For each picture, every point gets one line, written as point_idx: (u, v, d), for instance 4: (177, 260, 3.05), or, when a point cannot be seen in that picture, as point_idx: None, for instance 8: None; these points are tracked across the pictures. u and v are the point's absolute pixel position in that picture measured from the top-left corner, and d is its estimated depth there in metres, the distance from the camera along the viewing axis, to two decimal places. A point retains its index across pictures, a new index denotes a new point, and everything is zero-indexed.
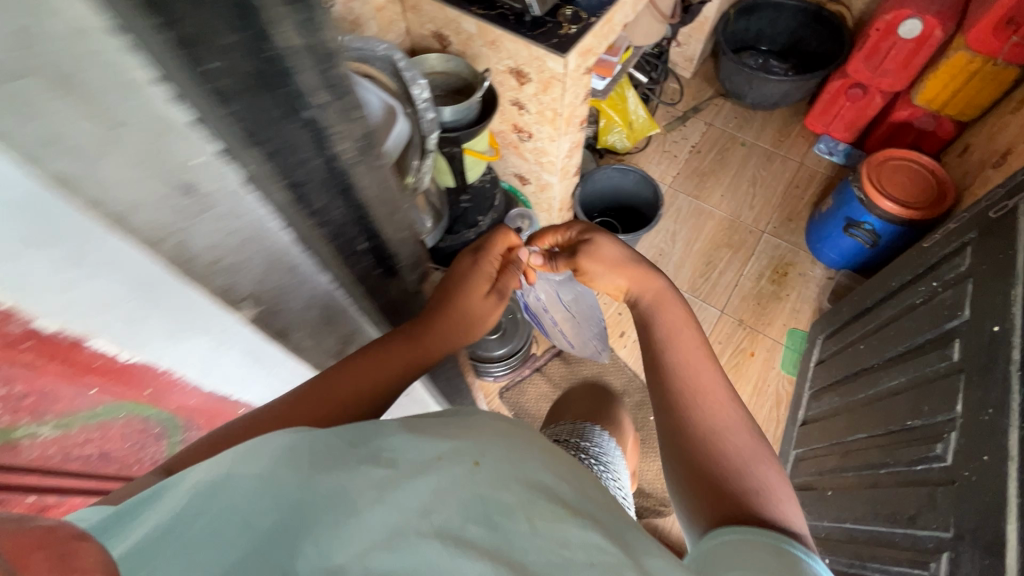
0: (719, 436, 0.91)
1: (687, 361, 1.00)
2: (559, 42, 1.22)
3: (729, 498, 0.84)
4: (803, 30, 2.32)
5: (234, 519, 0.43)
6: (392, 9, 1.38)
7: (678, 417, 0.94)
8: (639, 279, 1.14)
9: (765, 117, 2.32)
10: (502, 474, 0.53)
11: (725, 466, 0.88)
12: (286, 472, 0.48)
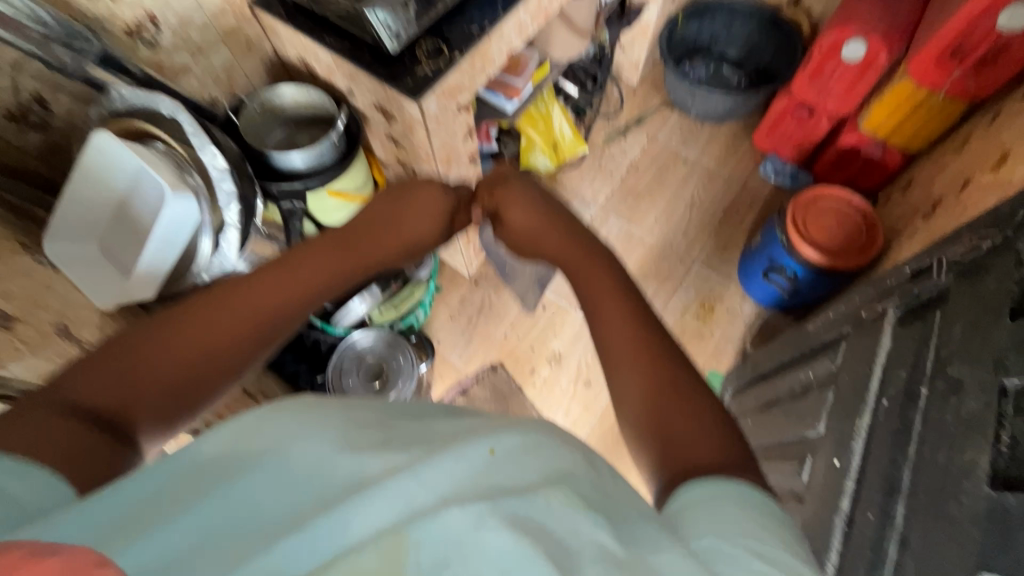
0: (665, 381, 0.63)
1: (606, 299, 0.73)
2: (416, 83, 1.09)
3: (696, 437, 0.58)
4: (758, 36, 2.13)
5: (239, 491, 0.42)
6: (248, 31, 1.23)
7: (619, 366, 0.66)
8: (553, 224, 0.91)
9: (713, 132, 2.16)
10: (529, 456, 0.45)
11: (684, 414, 0.60)
12: (288, 445, 0.46)
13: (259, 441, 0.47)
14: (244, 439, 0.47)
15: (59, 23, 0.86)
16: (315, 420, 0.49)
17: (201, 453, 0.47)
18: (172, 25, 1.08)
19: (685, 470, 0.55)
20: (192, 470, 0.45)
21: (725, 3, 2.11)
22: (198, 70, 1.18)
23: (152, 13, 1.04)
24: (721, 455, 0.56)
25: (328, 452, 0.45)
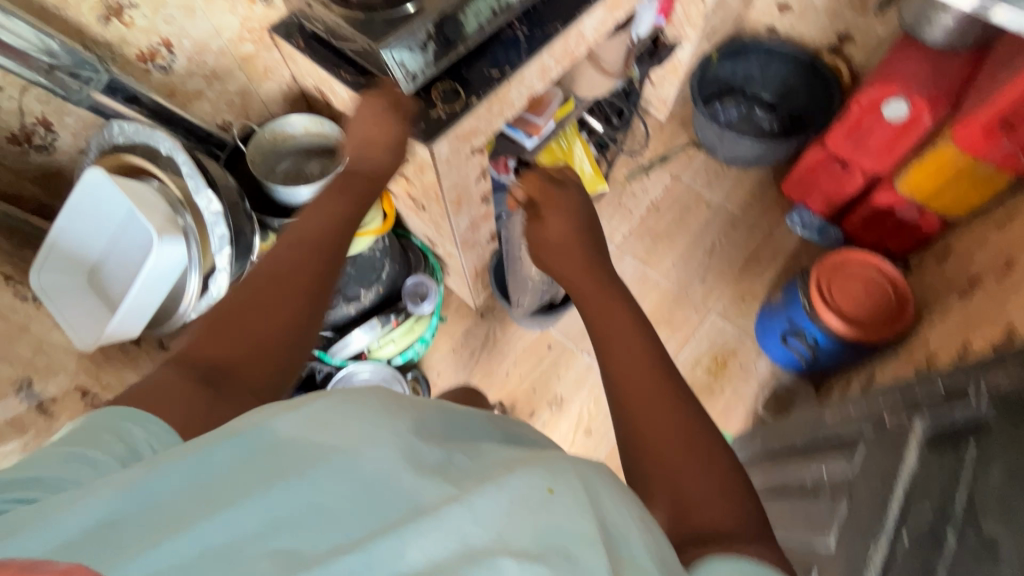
0: (686, 444, 0.64)
1: (636, 358, 0.74)
2: (429, 126, 1.05)
3: (714, 504, 0.60)
4: (795, 80, 2.06)
5: (305, 487, 0.44)
6: (266, 57, 1.20)
7: (646, 425, 0.67)
8: (589, 263, 0.92)
9: (740, 176, 2.09)
10: (580, 500, 0.45)
11: (701, 479, 0.61)
12: (354, 449, 0.47)
13: (325, 435, 0.49)
14: (312, 429, 0.49)
15: (65, 53, 0.84)
16: (376, 417, 0.52)
17: (273, 433, 0.49)
18: (187, 51, 1.06)
19: (689, 533, 0.57)
20: (258, 447, 0.48)
21: (762, 45, 2.05)
22: (212, 95, 1.16)
23: (167, 40, 1.02)
24: (731, 523, 0.58)
25: (394, 464, 0.47)
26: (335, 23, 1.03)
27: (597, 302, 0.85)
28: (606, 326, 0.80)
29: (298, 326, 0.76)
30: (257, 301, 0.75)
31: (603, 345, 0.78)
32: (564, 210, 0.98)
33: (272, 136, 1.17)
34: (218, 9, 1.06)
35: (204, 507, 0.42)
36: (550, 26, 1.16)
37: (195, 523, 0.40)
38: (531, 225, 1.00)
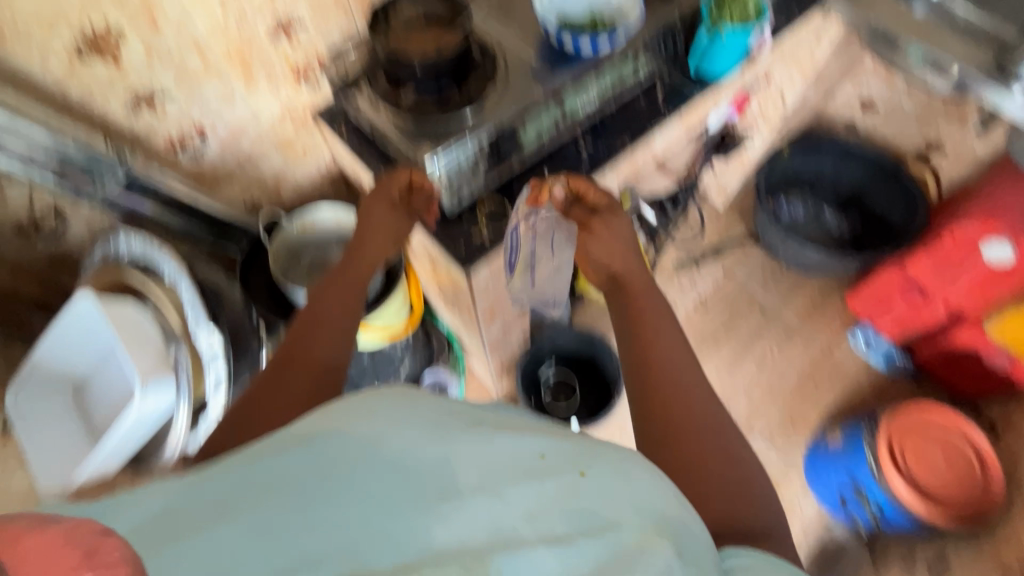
0: (714, 454, 0.78)
1: (675, 394, 0.82)
2: (469, 247, 0.95)
3: (727, 499, 0.75)
4: (872, 184, 1.87)
5: (346, 485, 0.53)
6: (306, 138, 1.12)
7: (678, 448, 0.78)
8: (638, 279, 0.92)
9: (800, 280, 1.91)
10: (601, 488, 0.55)
11: (720, 465, 0.77)
12: (391, 444, 0.57)
13: (367, 434, 0.58)
14: (357, 450, 0.56)
15: None
16: (406, 437, 0.57)
17: (314, 454, 0.55)
18: (221, 136, 0.98)
19: (724, 528, 0.73)
20: (310, 447, 0.56)
21: (837, 142, 1.87)
22: (242, 176, 1.08)
23: (200, 126, 0.94)
24: (750, 525, 0.73)
25: (423, 452, 0.56)
26: (382, 126, 0.95)
27: (657, 344, 0.86)
28: (656, 359, 0.84)
29: (331, 375, 0.87)
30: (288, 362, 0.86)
31: (648, 380, 0.84)
32: (610, 222, 0.91)
33: (299, 231, 1.10)
34: (260, 95, 0.98)
35: (254, 500, 0.51)
36: (616, 140, 1.05)
37: (227, 520, 0.48)
38: (581, 243, 0.94)
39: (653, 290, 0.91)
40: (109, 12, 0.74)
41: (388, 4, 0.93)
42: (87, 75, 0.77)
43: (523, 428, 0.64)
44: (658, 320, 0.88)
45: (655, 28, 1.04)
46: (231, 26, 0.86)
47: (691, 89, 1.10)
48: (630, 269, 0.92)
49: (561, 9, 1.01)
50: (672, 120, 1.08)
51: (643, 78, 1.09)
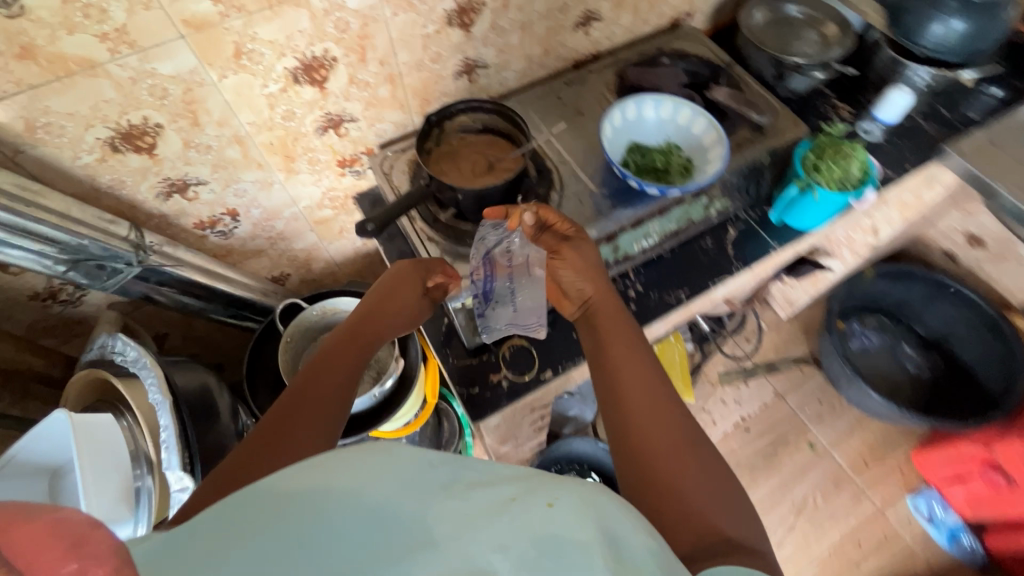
0: (706, 487, 0.53)
1: (659, 412, 0.59)
2: (480, 394, 0.83)
3: (709, 507, 0.52)
4: (965, 329, 1.64)
5: (324, 538, 0.32)
6: (344, 219, 1.07)
7: (662, 452, 0.55)
8: (611, 304, 0.72)
9: (861, 421, 1.70)
10: (586, 505, 0.37)
11: (705, 491, 0.53)
12: (353, 478, 0.35)
13: (344, 474, 0.35)
14: (321, 479, 0.35)
15: (94, 248, 0.73)
16: (312, 476, 0.35)
17: (270, 488, 0.35)
18: (255, 218, 0.95)
19: (701, 540, 0.48)
20: (260, 503, 0.34)
21: (932, 278, 1.64)
22: (273, 253, 1.04)
23: (234, 210, 0.90)
24: (733, 534, 0.50)
25: (410, 500, 0.35)
26: (417, 240, 0.88)
27: (634, 363, 0.64)
28: (629, 384, 0.62)
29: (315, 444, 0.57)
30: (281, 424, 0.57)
31: (624, 415, 0.59)
32: (587, 253, 0.74)
33: (320, 314, 1.00)
34: (300, 182, 0.94)
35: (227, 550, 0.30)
36: (670, 292, 0.92)
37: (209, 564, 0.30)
38: (550, 271, 0.77)
39: (623, 316, 0.71)
40: (148, 110, 0.70)
41: (447, 114, 0.86)
42: (119, 166, 0.74)
43: (444, 487, 0.36)
44: (629, 341, 0.68)
45: (737, 169, 0.92)
46: (277, 121, 0.82)
47: (768, 240, 0.96)
48: (604, 295, 0.73)
49: (635, 137, 0.93)
50: (741, 275, 0.94)
51: (716, 220, 0.96)
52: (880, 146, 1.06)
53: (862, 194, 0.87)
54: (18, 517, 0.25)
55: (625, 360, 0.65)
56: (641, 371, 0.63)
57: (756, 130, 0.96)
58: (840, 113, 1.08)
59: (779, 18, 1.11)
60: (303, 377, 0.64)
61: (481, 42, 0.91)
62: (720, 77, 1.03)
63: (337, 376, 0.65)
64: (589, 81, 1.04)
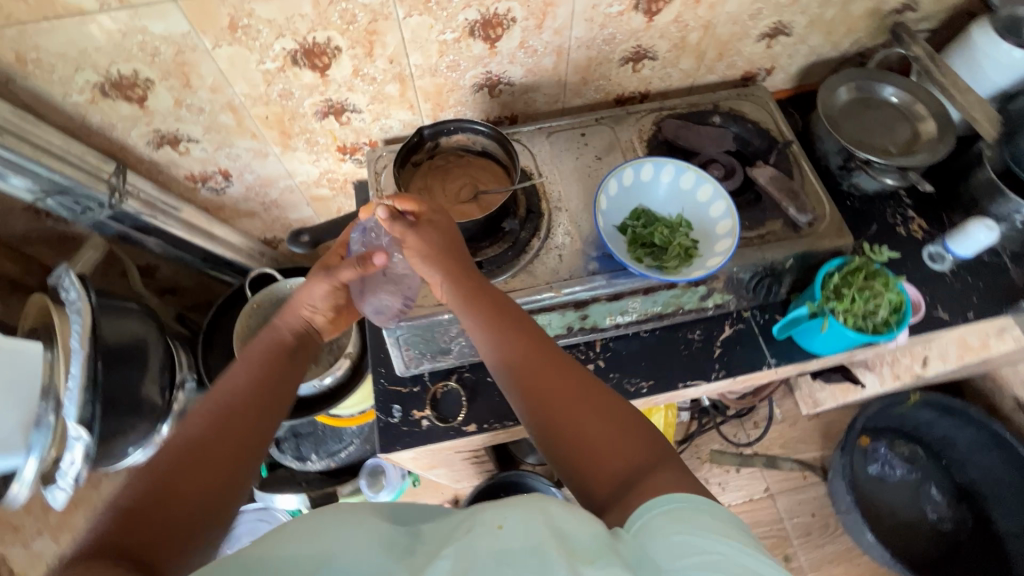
0: (610, 430, 0.53)
1: (543, 386, 0.57)
2: (398, 424, 0.80)
3: (624, 448, 0.51)
4: (1011, 493, 1.43)
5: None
6: (342, 201, 1.06)
7: (565, 421, 0.54)
8: (472, 279, 0.68)
9: (851, 551, 1.52)
10: (532, 515, 0.40)
11: (614, 436, 0.52)
12: (318, 545, 0.42)
13: (294, 543, 0.42)
14: (269, 546, 0.41)
15: (72, 185, 0.76)
16: (264, 544, 0.42)
17: (228, 559, 0.41)
18: (248, 183, 0.95)
19: (623, 484, 0.49)
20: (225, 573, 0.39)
21: (991, 428, 1.41)
22: (266, 217, 1.05)
23: (225, 171, 0.91)
24: (647, 459, 0.50)
25: (372, 561, 0.41)
26: None
27: (516, 339, 0.62)
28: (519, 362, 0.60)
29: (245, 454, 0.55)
30: (195, 440, 0.53)
31: (535, 405, 0.57)
32: (439, 232, 0.69)
33: (294, 289, 1.03)
34: (297, 159, 0.92)
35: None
36: (633, 378, 0.84)
37: None
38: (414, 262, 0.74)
39: (486, 286, 0.69)
40: (138, 65, 0.70)
41: (444, 130, 0.82)
42: (109, 110, 0.75)
43: (412, 555, 0.42)
44: (498, 319, 0.64)
45: (750, 265, 0.81)
46: (273, 98, 0.79)
47: (765, 352, 0.84)
48: (462, 271, 0.68)
49: (644, 201, 0.83)
50: (719, 382, 0.83)
51: (711, 313, 0.86)
52: (944, 278, 0.90)
53: (884, 340, 0.73)
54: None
55: (503, 340, 0.63)
56: (521, 347, 0.61)
57: (789, 225, 0.83)
58: (910, 227, 0.94)
59: (868, 99, 0.95)
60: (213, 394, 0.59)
61: (507, 59, 0.84)
62: (771, 154, 0.90)
63: (258, 377, 0.62)
64: (623, 122, 0.95)
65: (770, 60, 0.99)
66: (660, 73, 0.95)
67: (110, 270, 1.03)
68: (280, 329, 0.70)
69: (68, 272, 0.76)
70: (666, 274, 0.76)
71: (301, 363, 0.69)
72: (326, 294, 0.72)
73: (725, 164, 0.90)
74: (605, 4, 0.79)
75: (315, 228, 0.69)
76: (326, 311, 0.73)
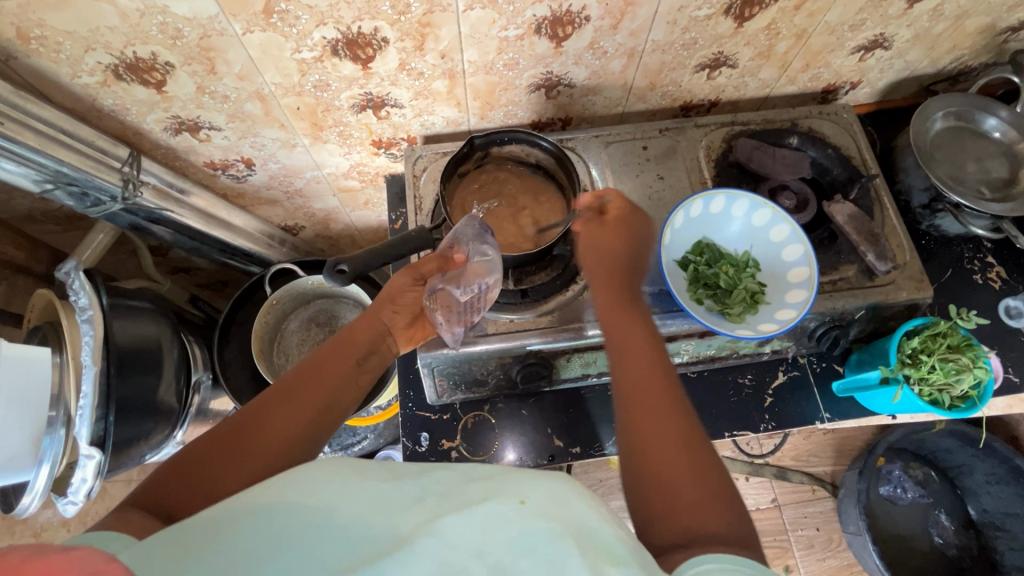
0: (690, 472, 0.44)
1: (649, 395, 0.50)
2: (426, 453, 0.78)
3: (703, 501, 0.42)
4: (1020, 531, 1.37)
5: (299, 560, 0.32)
6: (369, 192, 0.97)
7: (651, 445, 0.46)
8: (612, 276, 0.63)
9: (852, 568, 1.50)
10: (559, 507, 0.35)
11: (697, 481, 0.43)
12: (329, 498, 0.36)
13: (306, 493, 0.36)
14: (293, 491, 0.37)
15: (81, 176, 0.69)
16: (284, 486, 0.37)
17: (254, 498, 0.36)
18: (272, 171, 0.87)
19: (683, 536, 0.40)
20: (240, 516, 0.35)
21: (1015, 463, 1.28)
22: (289, 205, 0.98)
23: (248, 160, 0.83)
24: (718, 523, 0.41)
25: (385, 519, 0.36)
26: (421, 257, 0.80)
27: (629, 333, 0.56)
28: (630, 368, 0.52)
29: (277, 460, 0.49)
30: (256, 425, 0.50)
31: (628, 399, 0.50)
32: (621, 227, 0.66)
33: (315, 285, 0.97)
34: (327, 150, 0.84)
35: (208, 552, 0.32)
36: None
37: (210, 553, 0.32)
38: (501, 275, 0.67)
39: (635, 286, 0.62)
40: (157, 47, 0.60)
41: (496, 140, 0.75)
42: (123, 93, 0.66)
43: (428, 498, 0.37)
44: (629, 321, 0.57)
45: (818, 314, 0.74)
46: (306, 88, 0.70)
47: (819, 406, 0.80)
48: (610, 262, 0.64)
49: (711, 234, 0.76)
50: (767, 434, 0.80)
51: (766, 358, 0.81)
52: (1018, 336, 0.83)
53: (960, 416, 0.69)
54: (36, 555, 0.27)
55: (620, 338, 0.56)
56: (638, 358, 0.53)
57: (864, 272, 0.75)
58: (987, 275, 0.86)
59: (965, 131, 0.85)
60: (283, 382, 0.56)
61: (572, 60, 0.74)
62: (852, 187, 0.81)
63: (322, 378, 0.57)
64: (688, 134, 0.86)
65: (858, 74, 0.88)
66: (736, 82, 0.85)
67: (122, 251, 0.97)
68: (357, 332, 0.64)
69: (78, 274, 0.69)
70: (729, 324, 0.68)
71: (365, 375, 0.61)
72: (409, 292, 0.68)
73: (797, 192, 0.81)
74: (693, 6, 0.68)
75: (348, 259, 0.65)
76: (406, 315, 0.68)
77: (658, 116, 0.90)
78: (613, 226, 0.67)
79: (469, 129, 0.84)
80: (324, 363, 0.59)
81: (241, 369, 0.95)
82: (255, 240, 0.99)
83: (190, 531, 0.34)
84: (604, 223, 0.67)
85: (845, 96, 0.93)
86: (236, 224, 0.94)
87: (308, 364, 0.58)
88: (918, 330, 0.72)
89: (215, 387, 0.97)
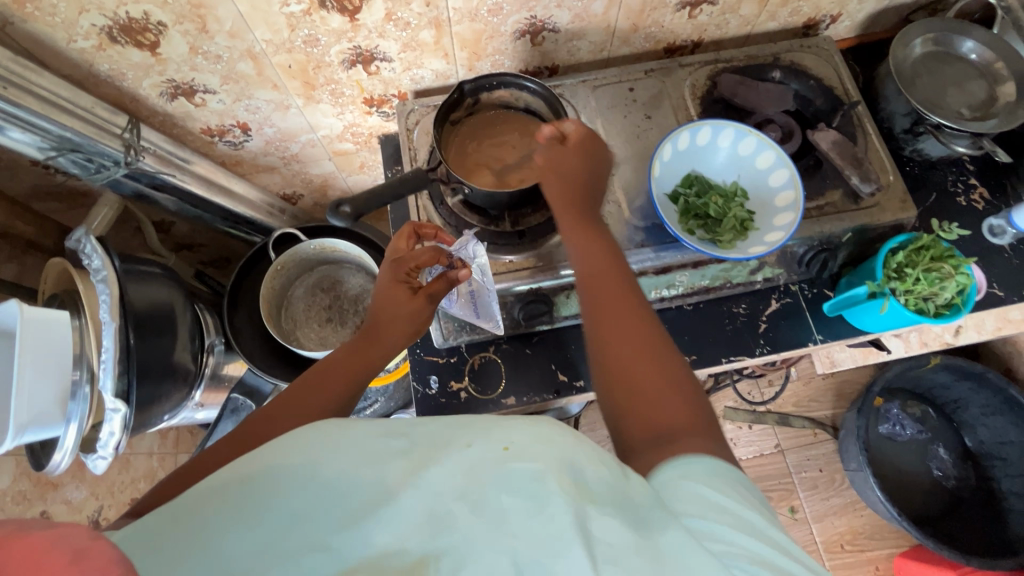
0: (660, 386, 0.48)
1: (618, 309, 0.54)
2: (435, 396, 0.81)
3: (673, 408, 0.46)
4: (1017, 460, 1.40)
5: (291, 520, 0.34)
6: (363, 154, 0.99)
7: (627, 369, 0.49)
8: (573, 197, 0.64)
9: (855, 505, 1.53)
10: (540, 447, 0.36)
11: (668, 387, 0.48)
12: (317, 457, 0.36)
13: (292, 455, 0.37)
14: (275, 457, 0.37)
15: (84, 142, 0.71)
16: (273, 450, 0.37)
17: (242, 469, 0.37)
18: (268, 136, 0.88)
19: (655, 437, 0.45)
20: (229, 486, 0.35)
21: (1009, 393, 1.31)
22: (286, 172, 1.00)
23: (245, 124, 0.84)
24: (683, 421, 0.45)
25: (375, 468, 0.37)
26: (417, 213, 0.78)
27: (607, 268, 0.58)
28: (600, 293, 0.56)
29: None
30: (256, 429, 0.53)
31: (599, 323, 0.54)
32: (580, 155, 0.63)
33: (317, 249, 0.99)
34: (320, 112, 0.85)
35: (199, 526, 0.33)
36: None
37: (200, 526, 0.33)
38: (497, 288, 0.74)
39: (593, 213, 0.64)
40: (149, 6, 0.62)
41: (484, 85, 0.76)
42: (119, 57, 0.68)
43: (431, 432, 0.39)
44: (598, 252, 0.59)
45: (805, 239, 0.77)
46: (297, 45, 0.71)
47: (812, 329, 0.83)
48: (570, 186, 0.63)
49: (699, 165, 0.78)
50: (763, 358, 0.83)
51: (759, 287, 0.84)
52: (1001, 253, 0.85)
53: (945, 323, 0.72)
54: (18, 534, 0.28)
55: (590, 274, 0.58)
56: (610, 284, 0.56)
57: (849, 197, 0.77)
58: (970, 197, 0.88)
59: (944, 55, 0.87)
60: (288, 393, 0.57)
61: (554, 4, 0.75)
62: (835, 116, 0.83)
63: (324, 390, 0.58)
64: (674, 75, 0.87)
65: (837, 7, 0.89)
66: (717, 20, 0.86)
67: (126, 227, 0.99)
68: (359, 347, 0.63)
69: (84, 233, 0.70)
70: (720, 249, 0.71)
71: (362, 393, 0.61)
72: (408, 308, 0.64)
73: (782, 125, 0.82)
74: None
75: (350, 199, 0.66)
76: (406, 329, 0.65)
77: (643, 60, 0.92)
78: (576, 152, 0.63)
79: (458, 82, 0.86)
80: (326, 374, 0.60)
81: (252, 335, 0.98)
82: (257, 209, 1.02)
83: (181, 505, 0.35)
84: (565, 150, 0.63)
85: (826, 31, 0.95)
86: (236, 193, 0.96)
87: (313, 376, 0.59)
88: (901, 246, 0.76)
89: (228, 353, 1.00)
